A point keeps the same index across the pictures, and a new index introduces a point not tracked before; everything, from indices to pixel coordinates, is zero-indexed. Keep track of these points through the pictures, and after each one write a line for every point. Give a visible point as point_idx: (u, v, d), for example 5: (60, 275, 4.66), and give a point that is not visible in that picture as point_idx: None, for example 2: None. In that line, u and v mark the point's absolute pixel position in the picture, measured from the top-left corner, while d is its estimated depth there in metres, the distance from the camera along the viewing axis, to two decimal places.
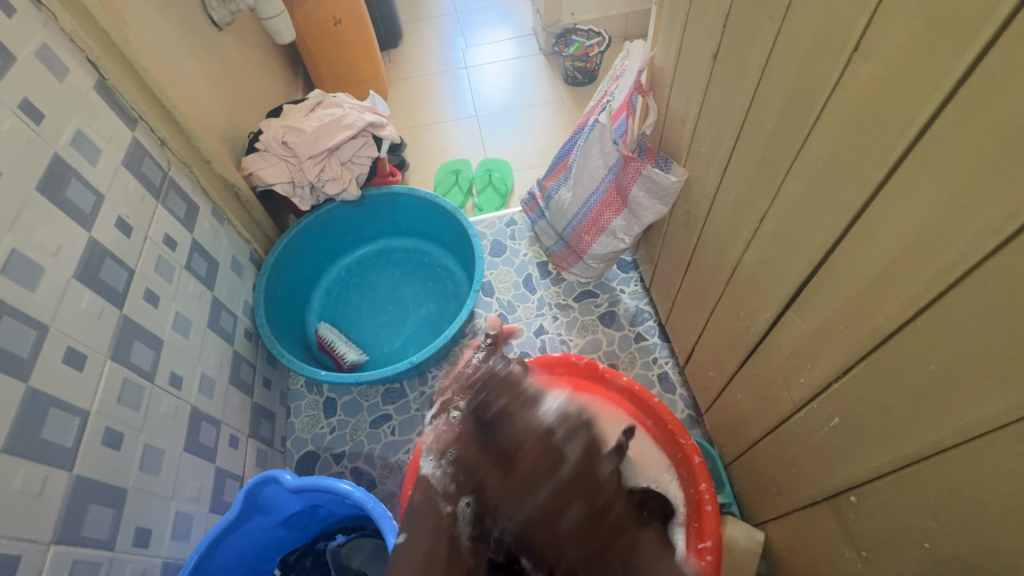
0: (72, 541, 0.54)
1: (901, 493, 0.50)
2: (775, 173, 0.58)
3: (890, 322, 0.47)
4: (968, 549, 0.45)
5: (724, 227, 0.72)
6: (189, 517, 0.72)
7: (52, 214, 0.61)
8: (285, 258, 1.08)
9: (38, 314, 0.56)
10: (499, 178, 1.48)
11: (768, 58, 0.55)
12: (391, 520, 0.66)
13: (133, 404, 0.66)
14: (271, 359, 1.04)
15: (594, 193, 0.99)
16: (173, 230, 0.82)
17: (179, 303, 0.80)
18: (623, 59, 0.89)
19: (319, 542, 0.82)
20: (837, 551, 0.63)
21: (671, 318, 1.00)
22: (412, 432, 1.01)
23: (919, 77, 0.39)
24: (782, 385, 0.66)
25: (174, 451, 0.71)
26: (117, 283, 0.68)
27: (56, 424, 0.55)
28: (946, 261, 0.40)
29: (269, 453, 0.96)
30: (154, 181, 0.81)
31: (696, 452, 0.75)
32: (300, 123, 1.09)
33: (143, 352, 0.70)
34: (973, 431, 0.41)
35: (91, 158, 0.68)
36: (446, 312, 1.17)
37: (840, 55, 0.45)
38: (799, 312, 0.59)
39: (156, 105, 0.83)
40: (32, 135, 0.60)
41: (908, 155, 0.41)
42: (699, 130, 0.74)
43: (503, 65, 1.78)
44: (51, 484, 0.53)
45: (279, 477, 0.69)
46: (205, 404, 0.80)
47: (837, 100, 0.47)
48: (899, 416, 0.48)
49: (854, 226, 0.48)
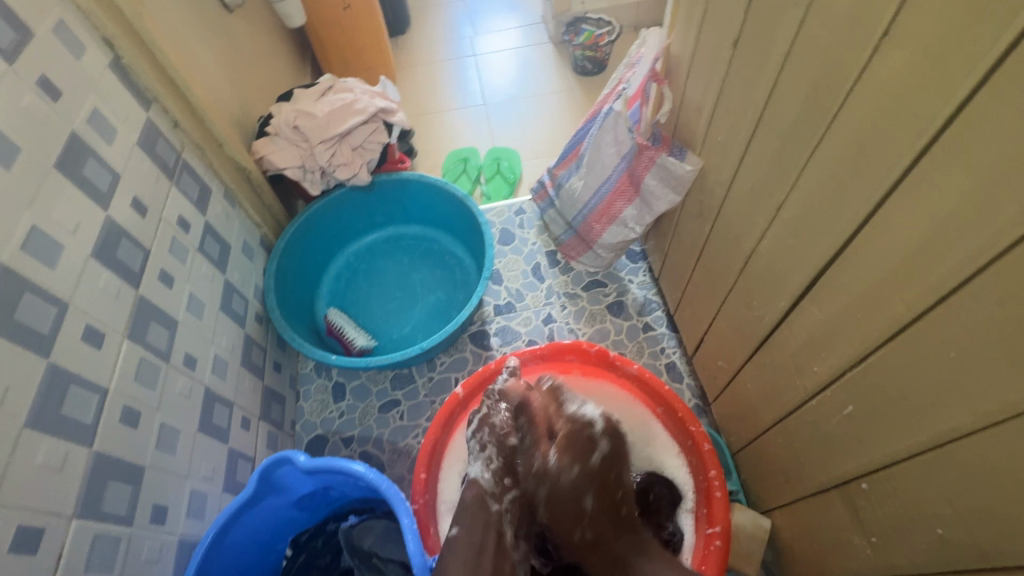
0: (93, 516, 0.55)
1: (915, 480, 0.51)
2: (795, 162, 0.58)
3: (910, 310, 0.47)
4: (981, 534, 0.46)
5: (739, 216, 0.72)
6: (204, 496, 0.73)
7: (70, 193, 0.61)
8: (295, 243, 1.08)
9: (59, 291, 0.57)
10: (507, 166, 1.48)
11: (792, 44, 0.55)
12: (404, 502, 0.66)
13: (149, 383, 0.67)
14: (281, 344, 1.05)
15: (607, 182, 0.98)
16: (186, 212, 0.82)
17: (193, 285, 0.80)
18: (639, 46, 0.88)
19: (329, 523, 0.82)
20: (844, 537, 0.64)
21: (681, 308, 1.01)
22: (421, 418, 1.02)
23: (951, 62, 0.39)
24: (794, 374, 0.67)
25: (189, 431, 0.72)
26: (133, 263, 0.68)
27: (76, 400, 0.56)
28: (971, 248, 0.40)
29: (279, 436, 0.97)
30: (168, 162, 0.80)
31: (706, 439, 0.75)
32: (311, 107, 1.08)
33: (158, 332, 0.70)
34: (992, 417, 0.42)
35: (107, 137, 0.68)
36: (454, 299, 1.17)
37: (869, 41, 0.45)
38: (815, 301, 0.59)
39: (169, 86, 0.83)
40: (50, 112, 0.60)
41: (935, 142, 0.41)
42: (716, 118, 0.74)
43: (511, 54, 1.77)
44: (73, 459, 0.54)
45: (293, 458, 0.70)
46: (218, 386, 0.81)
47: (863, 87, 0.47)
48: (916, 403, 0.49)
49: (876, 214, 0.48)
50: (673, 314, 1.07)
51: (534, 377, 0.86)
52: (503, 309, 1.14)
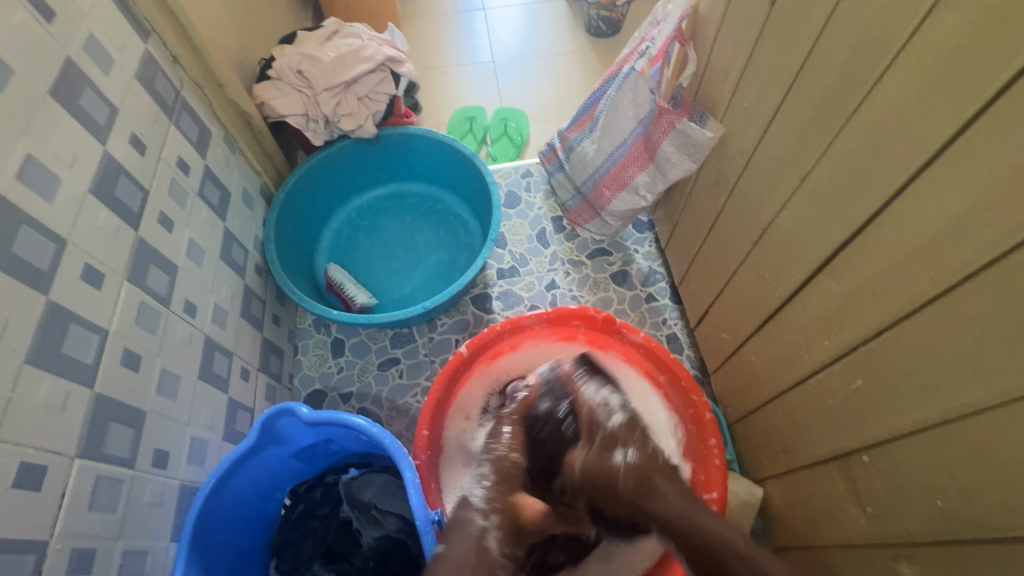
0: (96, 457, 0.54)
1: (920, 453, 0.52)
2: (827, 129, 0.56)
3: (936, 286, 0.46)
4: (981, 506, 0.47)
5: (759, 187, 0.71)
6: (204, 444, 0.72)
7: (67, 123, 0.57)
8: (296, 194, 1.05)
9: (56, 226, 0.54)
10: (515, 128, 1.44)
11: (838, 2, 0.52)
12: (408, 456, 0.66)
13: (149, 327, 0.65)
14: (280, 297, 1.03)
15: (620, 147, 0.96)
16: (186, 153, 0.79)
17: (193, 230, 0.78)
18: (666, 3, 0.83)
19: (328, 476, 0.83)
20: (838, 507, 0.65)
21: (688, 279, 1.00)
22: (420, 377, 1.02)
23: (1014, 24, 0.37)
24: (802, 348, 0.67)
25: (190, 378, 0.71)
26: (132, 203, 0.65)
27: (77, 340, 0.54)
28: (1011, 223, 0.39)
29: (277, 389, 0.96)
30: (167, 99, 0.76)
31: (707, 409, 0.76)
32: (316, 51, 1.03)
33: (159, 277, 0.68)
34: (1008, 395, 0.42)
35: (104, 67, 0.64)
36: (457, 261, 1.15)
37: (922, 2, 0.43)
38: (833, 275, 0.59)
39: (169, 17, 0.78)
40: (44, 36, 0.56)
41: (985, 112, 0.40)
42: (742, 84, 0.71)
43: (522, 9, 1.70)
44: (74, 400, 0.53)
45: (295, 410, 0.69)
46: (218, 334, 0.79)
47: (912, 52, 0.45)
48: (930, 378, 0.49)
49: (911, 186, 0.47)
50: (678, 286, 1.07)
51: (540, 344, 0.87)
52: (506, 273, 1.13)
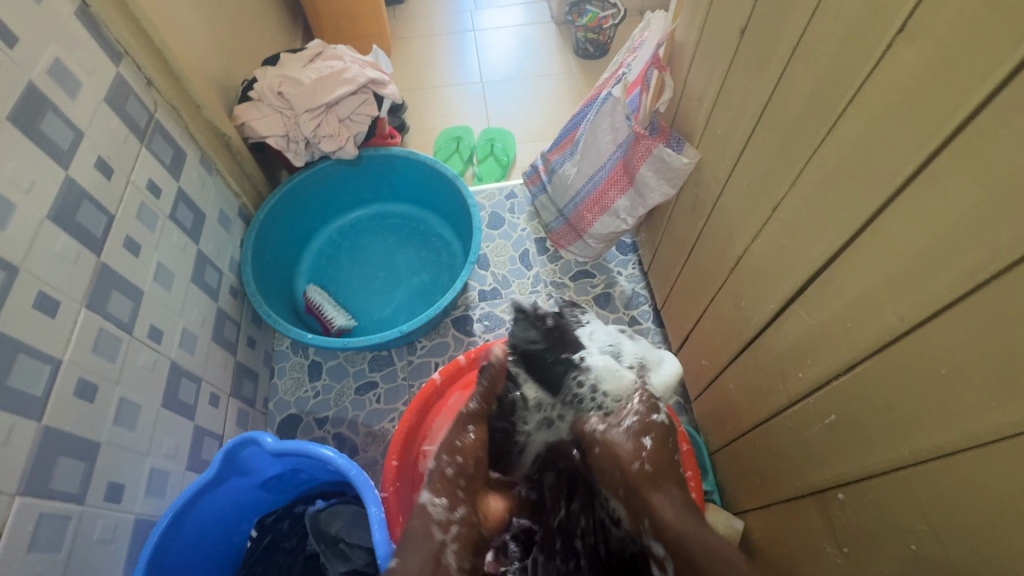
0: (40, 493, 0.52)
1: (896, 495, 0.50)
2: (796, 159, 0.56)
3: (903, 322, 0.45)
4: (956, 553, 0.45)
5: (735, 213, 0.70)
6: (165, 474, 0.70)
7: (25, 148, 0.56)
8: (276, 215, 1.04)
9: (8, 254, 0.53)
10: (501, 148, 1.44)
11: (803, 35, 0.52)
12: (373, 489, 0.64)
13: (109, 355, 0.63)
14: (256, 319, 1.01)
15: (600, 170, 0.95)
16: (158, 176, 0.78)
17: (163, 254, 0.76)
18: (643, 30, 0.84)
19: (297, 506, 0.81)
20: (816, 544, 0.63)
21: (670, 303, 0.99)
22: (398, 402, 1.00)
23: (970, 64, 0.36)
24: (778, 379, 0.66)
25: (151, 406, 0.69)
26: (95, 228, 0.64)
27: (25, 370, 0.53)
28: (975, 262, 0.39)
29: (250, 414, 0.94)
30: (139, 122, 0.76)
31: (684, 439, 0.75)
32: (298, 74, 1.03)
33: (122, 302, 0.67)
34: (978, 438, 0.41)
35: (70, 91, 0.64)
36: (439, 283, 1.14)
37: (882, 38, 0.43)
38: (805, 305, 0.58)
39: (144, 40, 0.77)
40: (5, 61, 0.55)
41: (946, 148, 0.39)
42: (716, 111, 0.71)
43: (511, 31, 1.71)
44: (19, 433, 0.51)
45: (259, 439, 0.67)
46: (186, 360, 0.78)
47: (873, 88, 0.45)
48: (903, 418, 0.47)
49: (877, 221, 0.47)
50: (660, 309, 1.05)
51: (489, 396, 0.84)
52: (488, 295, 1.11)
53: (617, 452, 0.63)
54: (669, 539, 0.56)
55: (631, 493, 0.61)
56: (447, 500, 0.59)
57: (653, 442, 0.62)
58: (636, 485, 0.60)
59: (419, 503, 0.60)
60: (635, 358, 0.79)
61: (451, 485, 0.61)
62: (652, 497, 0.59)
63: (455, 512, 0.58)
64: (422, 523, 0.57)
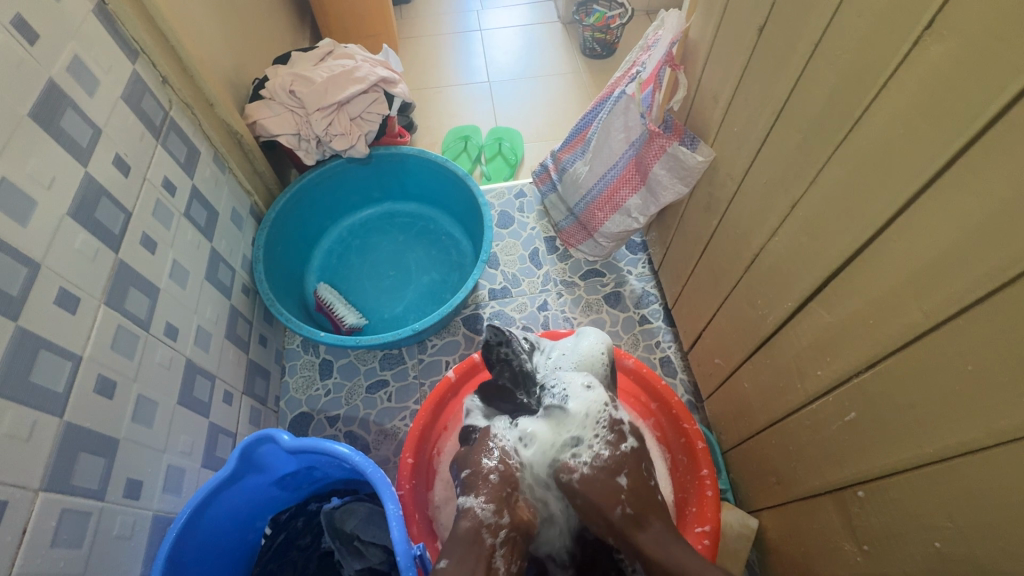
0: (62, 489, 0.52)
1: (918, 492, 0.50)
2: (816, 156, 0.56)
3: (928, 319, 0.45)
4: (982, 550, 0.45)
5: (751, 212, 0.70)
6: (181, 471, 0.70)
7: (45, 144, 0.56)
8: (286, 213, 1.04)
9: (30, 250, 0.53)
10: (509, 147, 1.44)
11: (824, 33, 0.52)
12: (390, 487, 0.64)
13: (127, 352, 0.63)
14: (267, 317, 1.01)
15: (612, 169, 0.95)
16: (172, 173, 0.78)
17: (177, 251, 0.76)
18: (656, 28, 0.83)
19: (311, 503, 0.81)
20: (833, 543, 0.63)
21: (682, 301, 0.98)
22: (409, 400, 1.00)
23: (1000, 61, 0.36)
24: (795, 377, 0.66)
25: (168, 403, 0.69)
26: (113, 225, 0.64)
27: (47, 367, 0.53)
28: (1001, 260, 0.39)
29: (262, 412, 0.94)
30: (154, 120, 0.76)
31: (700, 438, 0.75)
32: (310, 72, 1.03)
33: (139, 299, 0.67)
34: (1006, 434, 0.41)
35: (89, 89, 0.64)
36: (449, 282, 1.14)
37: (908, 34, 0.43)
38: (825, 303, 0.58)
39: (159, 38, 0.77)
40: (26, 58, 0.55)
41: (976, 144, 0.39)
42: (733, 109, 0.71)
43: (518, 31, 1.71)
44: (41, 429, 0.51)
45: (275, 437, 0.67)
46: (200, 357, 0.78)
47: (898, 85, 0.45)
48: (927, 415, 0.47)
49: (901, 218, 0.47)
50: (671, 308, 1.05)
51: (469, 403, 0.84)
52: (498, 293, 1.11)
53: (595, 490, 0.60)
54: (654, 573, 0.55)
55: (618, 537, 0.58)
56: (494, 504, 0.58)
57: (605, 467, 0.61)
58: (620, 531, 0.58)
59: (465, 506, 0.58)
60: (580, 378, 0.68)
61: (499, 490, 0.59)
62: (637, 536, 0.57)
63: (503, 517, 0.57)
64: (472, 528, 0.56)
